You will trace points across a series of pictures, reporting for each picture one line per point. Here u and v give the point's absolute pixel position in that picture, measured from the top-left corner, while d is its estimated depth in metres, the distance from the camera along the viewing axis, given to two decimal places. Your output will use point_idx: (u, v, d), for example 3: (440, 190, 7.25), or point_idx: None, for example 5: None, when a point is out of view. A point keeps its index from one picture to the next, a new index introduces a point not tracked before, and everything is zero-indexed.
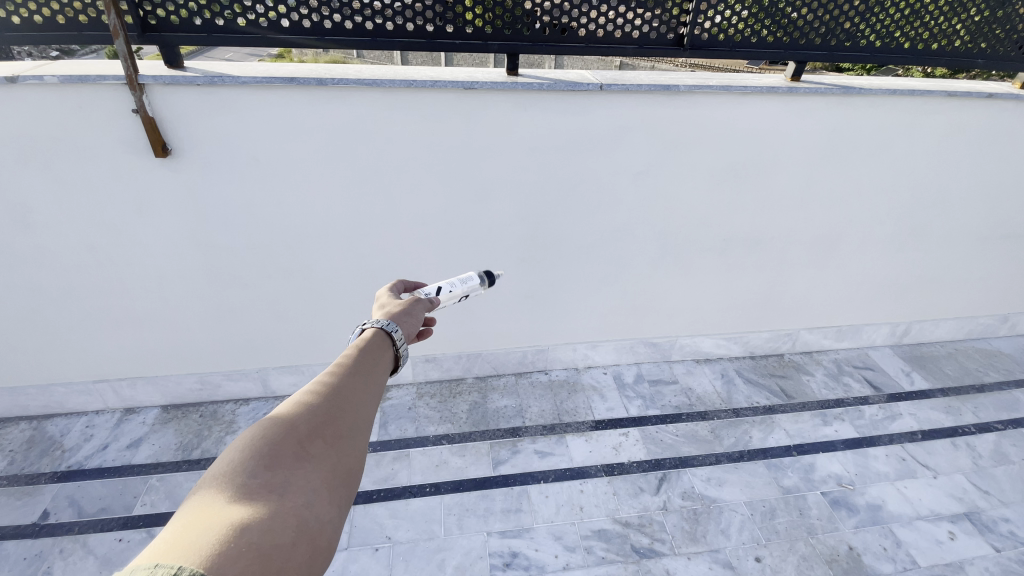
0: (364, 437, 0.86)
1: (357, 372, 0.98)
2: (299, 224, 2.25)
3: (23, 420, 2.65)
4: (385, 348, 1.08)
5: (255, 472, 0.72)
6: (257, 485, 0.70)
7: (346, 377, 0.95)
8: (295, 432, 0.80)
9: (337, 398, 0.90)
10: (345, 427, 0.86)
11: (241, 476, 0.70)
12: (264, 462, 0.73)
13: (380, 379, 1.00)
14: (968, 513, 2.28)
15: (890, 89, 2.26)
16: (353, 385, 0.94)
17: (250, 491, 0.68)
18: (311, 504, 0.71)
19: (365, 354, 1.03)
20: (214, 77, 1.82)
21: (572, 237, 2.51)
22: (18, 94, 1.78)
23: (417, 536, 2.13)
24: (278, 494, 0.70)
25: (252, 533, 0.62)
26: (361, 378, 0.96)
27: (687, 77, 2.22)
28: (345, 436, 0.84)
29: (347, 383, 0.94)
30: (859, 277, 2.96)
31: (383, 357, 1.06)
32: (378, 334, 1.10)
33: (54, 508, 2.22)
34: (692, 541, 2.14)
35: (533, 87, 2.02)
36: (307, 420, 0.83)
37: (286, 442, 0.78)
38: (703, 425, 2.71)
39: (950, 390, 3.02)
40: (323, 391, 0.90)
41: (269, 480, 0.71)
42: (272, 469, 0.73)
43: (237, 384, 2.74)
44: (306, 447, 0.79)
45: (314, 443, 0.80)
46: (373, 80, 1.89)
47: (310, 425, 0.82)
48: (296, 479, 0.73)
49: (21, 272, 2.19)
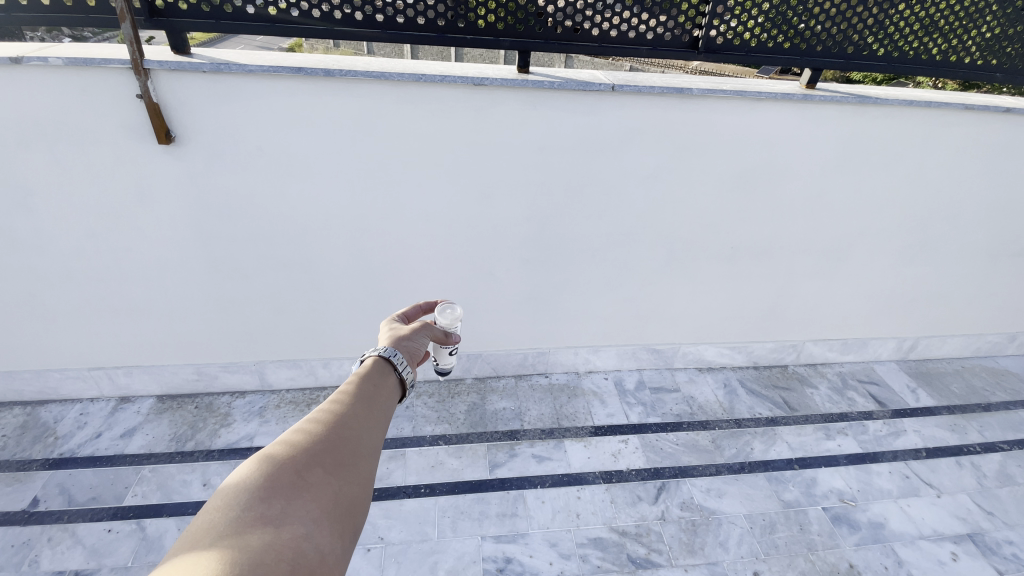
0: (368, 463, 0.83)
1: (358, 401, 0.95)
2: (301, 217, 2.22)
3: (17, 405, 2.63)
4: (387, 374, 1.05)
5: (249, 503, 0.69)
6: (251, 519, 0.67)
7: (347, 406, 0.92)
8: (292, 463, 0.77)
9: (338, 427, 0.87)
10: (348, 454, 0.83)
11: (236, 510, 0.68)
12: (261, 494, 0.71)
13: (383, 407, 0.97)
14: (971, 534, 2.24)
15: (906, 100, 2.22)
16: (355, 414, 0.91)
17: (243, 526, 0.66)
18: (310, 534, 0.69)
19: (367, 381, 1.01)
20: (220, 64, 1.79)
21: (578, 239, 2.47)
22: (23, 76, 1.76)
23: (410, 538, 2.10)
24: (274, 526, 0.67)
25: (246, 568, 0.60)
26: (363, 407, 0.94)
27: (701, 81, 2.18)
28: (347, 464, 0.81)
29: (349, 412, 0.91)
30: (867, 289, 2.92)
31: (387, 383, 1.03)
32: (379, 363, 1.06)
33: (44, 496, 2.19)
34: (690, 553, 2.10)
35: (544, 86, 1.98)
36: (306, 449, 0.81)
37: (284, 472, 0.75)
38: (704, 435, 2.67)
39: (956, 408, 2.97)
40: (323, 420, 0.87)
41: (265, 512, 0.69)
42: (268, 500, 0.70)
43: (233, 376, 2.71)
44: (306, 477, 0.76)
45: (313, 472, 0.77)
46: (381, 73, 1.86)
47: (308, 454, 0.80)
48: (294, 509, 0.71)
49: (19, 255, 2.16)
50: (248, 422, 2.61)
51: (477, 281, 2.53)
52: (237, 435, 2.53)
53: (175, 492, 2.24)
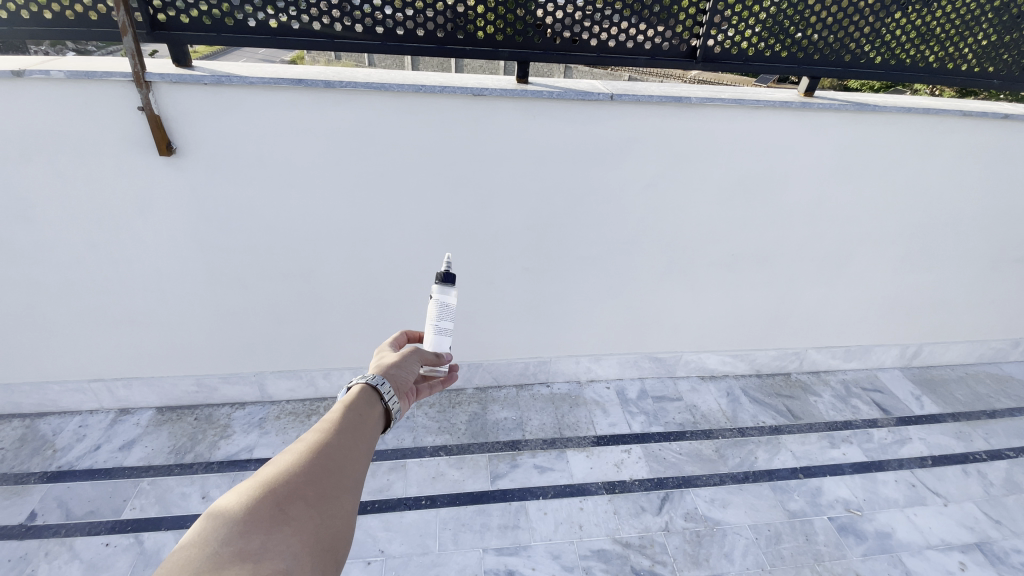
0: (350, 496, 0.82)
1: (344, 430, 0.94)
2: (301, 227, 2.22)
3: (16, 417, 2.61)
4: (375, 402, 1.04)
5: (228, 538, 0.68)
6: (230, 554, 0.67)
7: (333, 436, 0.91)
8: (274, 495, 0.76)
9: (322, 457, 0.86)
10: (331, 486, 0.82)
11: (214, 544, 0.67)
12: (240, 528, 0.70)
13: (368, 436, 0.96)
14: (980, 544, 2.20)
15: (904, 107, 2.23)
16: (340, 444, 0.90)
17: (221, 562, 0.65)
18: (290, 570, 0.68)
19: (353, 410, 1.00)
20: (221, 76, 1.80)
21: (578, 248, 2.47)
22: (24, 89, 1.78)
23: (411, 551, 2.07)
24: (253, 562, 0.67)
25: None
26: (349, 437, 0.93)
27: (699, 90, 2.20)
28: (329, 497, 0.81)
29: (334, 442, 0.90)
30: (869, 296, 2.91)
31: (373, 413, 1.02)
32: (366, 391, 1.04)
33: (42, 509, 2.17)
34: (695, 565, 2.07)
35: (543, 96, 1.99)
36: (288, 480, 0.79)
37: (264, 505, 0.74)
38: (707, 444, 2.64)
39: (961, 415, 2.94)
40: (307, 450, 0.86)
41: (244, 547, 0.68)
42: (248, 535, 0.69)
43: (234, 388, 2.70)
44: (287, 510, 0.75)
45: (294, 506, 0.76)
46: (381, 84, 1.87)
47: (291, 486, 0.79)
48: (273, 545, 0.70)
49: (20, 267, 2.16)
50: (248, 434, 2.59)
51: (477, 291, 2.53)
52: (236, 447, 2.51)
53: (174, 505, 2.22)
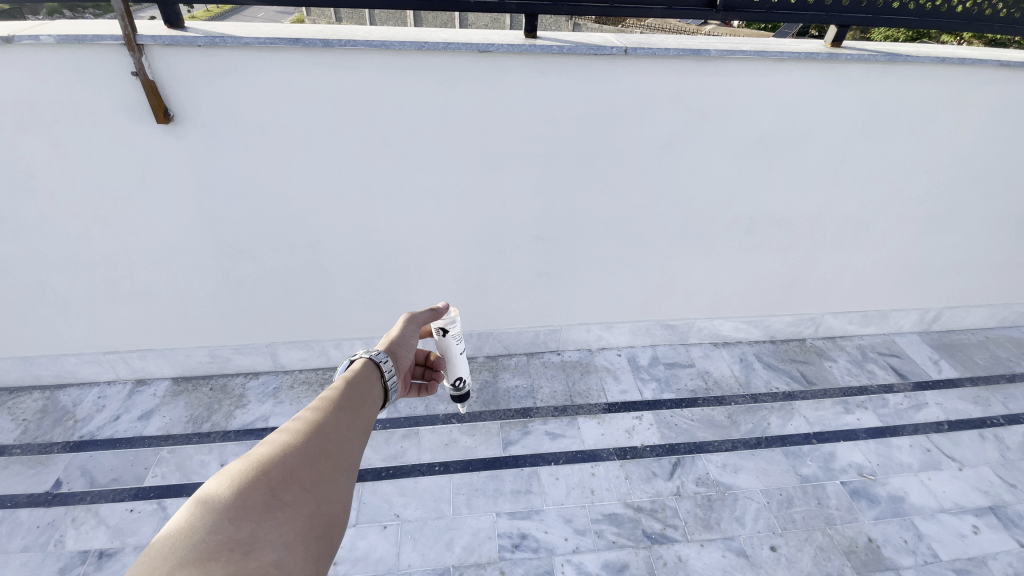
0: (348, 478, 0.79)
1: (339, 411, 0.91)
2: (306, 197, 2.18)
3: (36, 389, 2.66)
4: (374, 381, 1.05)
5: (217, 526, 0.64)
6: (218, 543, 0.62)
7: (328, 415, 0.89)
8: (267, 480, 0.72)
9: (317, 438, 0.83)
10: (327, 467, 0.79)
11: (201, 533, 0.62)
12: (231, 515, 0.66)
13: (366, 417, 0.94)
14: (994, 507, 2.20)
15: (938, 57, 2.09)
16: (337, 425, 0.88)
17: (209, 551, 0.61)
18: (281, 560, 0.63)
19: (350, 391, 0.98)
20: (215, 37, 1.72)
21: (590, 213, 2.40)
22: (16, 56, 1.72)
23: (426, 515, 2.11)
24: (243, 553, 0.62)
25: None
26: (345, 417, 0.91)
27: (718, 41, 2.07)
28: (325, 479, 0.77)
29: (330, 422, 0.88)
30: (890, 259, 2.82)
31: (370, 395, 1.01)
32: (367, 365, 1.08)
33: (67, 478, 2.24)
34: (706, 528, 2.09)
35: (553, 51, 1.89)
36: (283, 463, 0.76)
37: (256, 490, 0.70)
38: (719, 410, 2.63)
39: (980, 379, 2.89)
40: (301, 431, 0.84)
41: (233, 537, 0.63)
42: (237, 522, 0.65)
43: (246, 358, 2.71)
44: (281, 494, 0.72)
45: (288, 489, 0.73)
46: (382, 42, 1.78)
47: (284, 469, 0.75)
48: (264, 533, 0.66)
49: (27, 241, 2.15)
50: (262, 403, 2.62)
51: (487, 258, 2.48)
52: (252, 416, 2.55)
53: (193, 472, 2.27)
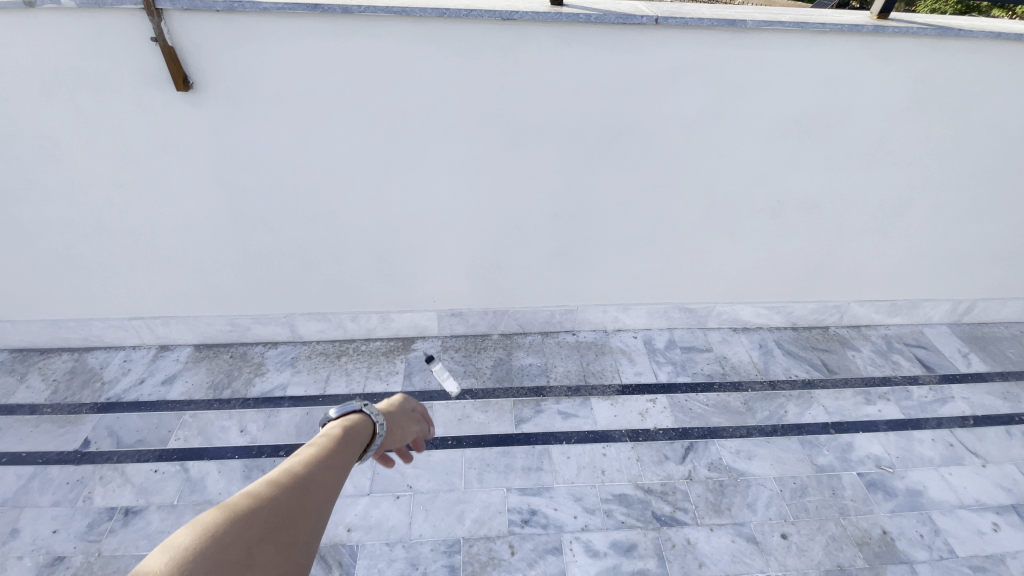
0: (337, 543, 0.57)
1: (333, 449, 0.70)
2: (324, 169, 2.16)
3: (65, 350, 2.75)
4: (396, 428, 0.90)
5: None
6: None
7: (321, 452, 0.68)
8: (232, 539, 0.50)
9: (304, 482, 0.61)
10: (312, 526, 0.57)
11: None
12: None
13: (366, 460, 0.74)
14: (1016, 505, 2.14)
15: (994, 32, 1.96)
16: (332, 465, 0.67)
17: None
18: None
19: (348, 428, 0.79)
20: (232, 2, 1.71)
21: (611, 192, 2.34)
22: (40, 19, 1.73)
23: (438, 487, 2.15)
24: None
25: None
26: (340, 457, 0.70)
27: (754, 11, 1.97)
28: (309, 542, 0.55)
29: (323, 460, 0.66)
30: (925, 246, 2.70)
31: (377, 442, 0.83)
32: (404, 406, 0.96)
33: (95, 437, 2.33)
34: (716, 513, 2.08)
35: (580, 18, 1.82)
36: (256, 520, 0.54)
37: (217, 556, 0.48)
38: (736, 397, 2.60)
39: (1010, 374, 2.79)
40: (284, 472, 0.61)
41: None
42: None
43: (265, 328, 2.75)
44: (246, 564, 0.49)
45: (260, 555, 0.51)
46: (402, 7, 1.75)
47: (256, 528, 0.53)
48: None
49: (53, 206, 2.19)
50: (281, 372, 2.66)
51: (504, 235, 2.45)
52: (271, 384, 2.60)
53: (214, 436, 2.34)
